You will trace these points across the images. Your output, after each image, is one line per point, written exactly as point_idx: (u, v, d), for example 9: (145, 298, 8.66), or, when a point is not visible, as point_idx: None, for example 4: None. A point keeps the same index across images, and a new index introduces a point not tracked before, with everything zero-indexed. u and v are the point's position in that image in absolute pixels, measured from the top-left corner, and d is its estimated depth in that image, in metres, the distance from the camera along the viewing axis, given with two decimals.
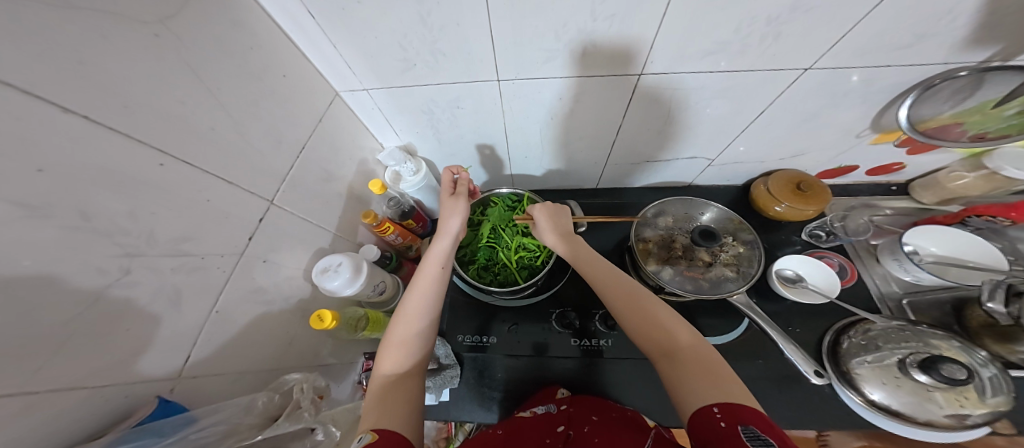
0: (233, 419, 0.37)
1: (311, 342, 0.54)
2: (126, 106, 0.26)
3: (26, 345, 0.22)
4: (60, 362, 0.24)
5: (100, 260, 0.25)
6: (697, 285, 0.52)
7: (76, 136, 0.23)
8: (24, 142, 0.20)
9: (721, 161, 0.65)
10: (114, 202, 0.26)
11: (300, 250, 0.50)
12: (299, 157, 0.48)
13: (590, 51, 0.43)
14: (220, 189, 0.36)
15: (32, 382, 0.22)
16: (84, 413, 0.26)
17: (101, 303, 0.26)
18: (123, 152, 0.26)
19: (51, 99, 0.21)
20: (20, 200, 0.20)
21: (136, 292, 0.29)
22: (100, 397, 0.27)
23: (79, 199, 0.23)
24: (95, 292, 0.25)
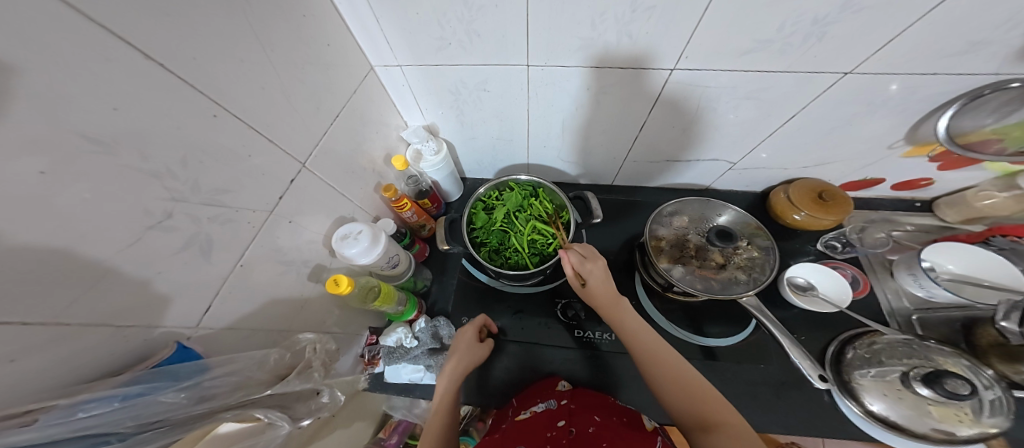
0: (248, 372, 0.37)
1: (321, 309, 0.54)
2: (195, 58, 0.27)
3: (67, 273, 0.22)
4: (96, 296, 0.24)
5: (148, 201, 0.26)
6: (708, 285, 0.52)
7: (139, 75, 0.23)
8: (92, 74, 0.20)
9: (742, 166, 0.65)
10: (168, 146, 0.27)
11: (323, 215, 0.51)
12: (333, 124, 0.49)
13: (627, 46, 0.43)
14: (261, 147, 0.37)
15: (65, 313, 0.23)
16: (113, 349, 0.27)
17: (143, 243, 0.27)
18: (182, 98, 0.27)
19: (124, 37, 0.22)
20: (84, 132, 0.20)
21: (177, 237, 0.29)
22: (123, 336, 0.27)
23: (140, 138, 0.24)
24: (139, 231, 0.26)
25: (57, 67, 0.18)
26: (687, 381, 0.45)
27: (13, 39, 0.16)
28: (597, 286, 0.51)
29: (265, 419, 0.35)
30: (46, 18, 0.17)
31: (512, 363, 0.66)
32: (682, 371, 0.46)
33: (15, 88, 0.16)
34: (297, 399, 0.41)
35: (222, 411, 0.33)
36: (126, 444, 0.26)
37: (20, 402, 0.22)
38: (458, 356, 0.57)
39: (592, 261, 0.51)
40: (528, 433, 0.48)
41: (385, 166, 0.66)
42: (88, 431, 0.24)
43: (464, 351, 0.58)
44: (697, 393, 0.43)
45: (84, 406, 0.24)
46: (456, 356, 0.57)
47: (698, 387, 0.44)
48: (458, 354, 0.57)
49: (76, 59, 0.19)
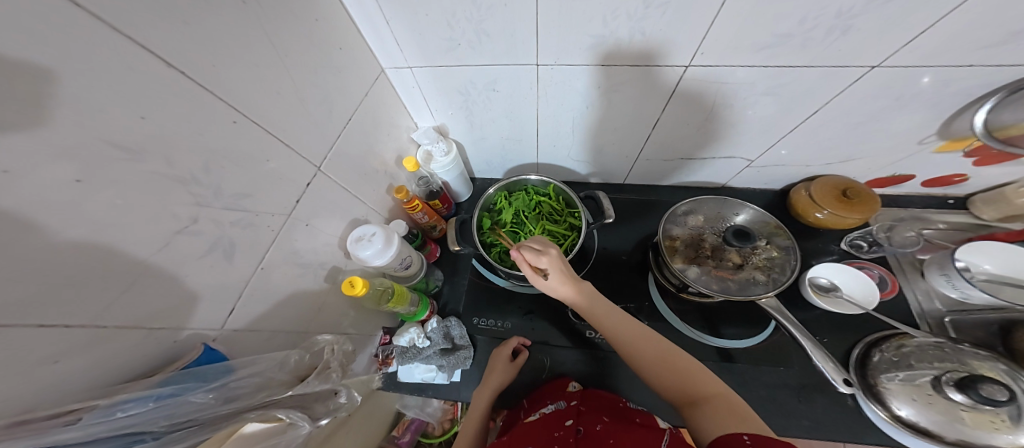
0: (269, 373, 0.38)
1: (337, 310, 0.55)
2: (214, 65, 0.28)
3: (102, 277, 0.23)
4: (129, 300, 0.25)
5: (175, 207, 0.27)
6: (725, 285, 0.51)
7: (162, 85, 0.24)
8: (120, 86, 0.21)
9: (760, 163, 0.63)
10: (193, 154, 0.27)
11: (338, 218, 0.52)
12: (346, 127, 0.49)
13: (636, 45, 0.43)
14: (279, 152, 0.38)
15: (103, 315, 0.24)
16: (145, 351, 0.28)
17: (171, 247, 0.27)
18: (204, 107, 0.28)
19: (146, 47, 0.22)
20: (113, 140, 0.21)
21: (203, 241, 0.30)
22: (156, 338, 0.28)
23: (165, 148, 0.25)
24: (167, 236, 0.27)
25: (84, 77, 0.19)
26: (668, 357, 0.45)
27: (41, 54, 0.17)
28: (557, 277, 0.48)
29: (287, 419, 0.35)
30: (67, 29, 0.18)
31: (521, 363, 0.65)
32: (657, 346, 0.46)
33: (52, 102, 0.18)
34: (316, 399, 0.41)
35: (247, 412, 0.33)
36: (161, 441, 0.26)
37: (63, 400, 0.23)
38: (497, 374, 0.61)
39: (546, 256, 0.47)
40: (536, 433, 0.48)
41: (396, 168, 0.67)
42: (127, 429, 0.24)
43: (503, 369, 0.61)
44: (678, 368, 0.43)
45: (123, 405, 0.24)
46: (497, 371, 0.61)
47: (681, 362, 0.44)
48: (497, 374, 0.60)
49: (102, 68, 0.20)
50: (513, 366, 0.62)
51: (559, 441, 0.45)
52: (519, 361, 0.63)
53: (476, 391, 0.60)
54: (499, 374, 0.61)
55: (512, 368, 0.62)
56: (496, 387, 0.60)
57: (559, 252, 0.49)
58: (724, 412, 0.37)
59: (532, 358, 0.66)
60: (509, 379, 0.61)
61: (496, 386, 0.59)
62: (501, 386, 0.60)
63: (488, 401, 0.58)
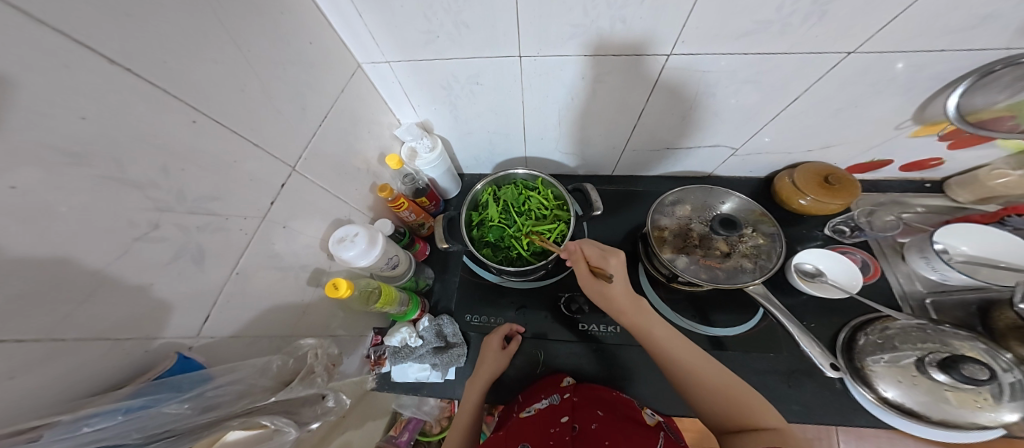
0: (251, 380, 0.37)
1: (324, 313, 0.54)
2: (165, 62, 0.26)
3: (57, 290, 0.22)
4: (88, 311, 0.24)
5: (132, 212, 0.26)
6: (713, 274, 0.51)
7: (111, 86, 0.23)
8: (61, 88, 0.20)
9: (745, 151, 0.63)
10: (149, 156, 0.26)
11: (318, 219, 0.50)
12: (322, 125, 0.48)
13: (615, 36, 0.42)
14: (248, 153, 0.36)
15: (60, 329, 0.23)
16: (112, 363, 0.27)
17: (133, 254, 0.26)
18: (160, 106, 0.26)
19: (90, 45, 0.21)
20: (56, 145, 0.20)
21: (167, 247, 0.29)
22: (121, 350, 0.27)
23: (116, 149, 0.23)
24: (127, 243, 0.26)
25: (22, 82, 0.18)
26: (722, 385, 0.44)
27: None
28: (618, 288, 0.49)
29: (272, 426, 0.35)
30: (11, 34, 0.17)
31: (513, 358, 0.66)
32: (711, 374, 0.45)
33: (10, 106, 0.17)
34: (302, 404, 0.41)
35: (228, 420, 0.33)
36: None
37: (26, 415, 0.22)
38: (490, 363, 0.60)
39: (612, 256, 0.49)
40: (532, 428, 0.49)
41: (379, 165, 0.65)
42: (97, 444, 0.24)
43: (496, 356, 0.61)
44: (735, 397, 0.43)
45: (88, 420, 0.23)
46: (488, 360, 0.60)
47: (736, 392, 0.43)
48: (489, 363, 0.60)
49: (43, 71, 0.19)
50: (506, 354, 0.62)
51: (555, 437, 0.47)
52: (511, 347, 0.63)
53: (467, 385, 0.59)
54: (490, 365, 0.60)
55: (505, 356, 0.62)
56: (488, 378, 0.59)
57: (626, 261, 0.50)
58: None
59: (526, 354, 0.66)
60: (501, 366, 0.61)
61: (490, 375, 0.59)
62: (494, 375, 0.60)
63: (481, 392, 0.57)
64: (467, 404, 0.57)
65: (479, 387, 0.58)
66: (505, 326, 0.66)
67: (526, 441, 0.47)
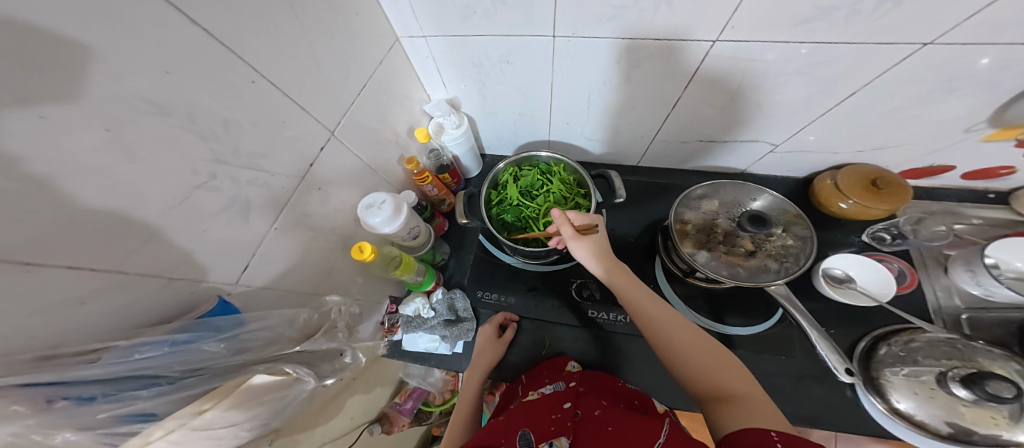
0: (279, 329, 0.39)
1: (346, 276, 0.56)
2: (234, 24, 0.27)
3: (124, 226, 0.23)
4: (150, 250, 0.26)
5: (195, 162, 0.27)
6: (734, 272, 0.50)
7: (188, 40, 0.24)
8: (147, 40, 0.21)
9: (785, 149, 0.60)
10: (213, 109, 0.27)
11: (349, 185, 0.51)
12: (360, 94, 0.48)
13: (660, 22, 0.40)
14: (296, 116, 0.37)
15: (125, 263, 0.24)
16: (165, 299, 0.29)
17: (190, 201, 0.28)
18: (224, 63, 0.27)
19: (176, 4, 0.22)
20: (141, 92, 0.21)
21: (221, 198, 0.31)
22: (174, 288, 0.29)
23: (187, 100, 0.25)
24: (187, 190, 0.27)
25: (113, 28, 0.19)
26: (699, 346, 0.43)
27: None
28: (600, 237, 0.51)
29: (294, 374, 0.37)
30: None
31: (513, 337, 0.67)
32: (687, 337, 0.44)
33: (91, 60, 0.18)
34: (323, 358, 0.44)
35: (255, 364, 0.35)
36: (176, 386, 0.29)
37: (95, 335, 0.24)
38: (486, 352, 0.63)
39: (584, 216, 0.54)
40: (533, 415, 0.47)
41: (408, 138, 0.66)
42: (144, 370, 0.26)
43: (492, 344, 0.64)
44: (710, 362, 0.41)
45: (140, 348, 0.25)
46: (484, 350, 0.63)
47: (712, 354, 0.42)
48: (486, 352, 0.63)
49: (129, 19, 0.19)
50: (503, 343, 0.64)
51: (557, 424, 0.45)
52: (506, 335, 0.66)
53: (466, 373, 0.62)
54: (486, 354, 0.63)
55: (500, 345, 0.65)
56: (486, 366, 0.62)
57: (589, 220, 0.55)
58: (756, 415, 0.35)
59: (533, 335, 0.67)
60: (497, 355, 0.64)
61: (487, 362, 0.62)
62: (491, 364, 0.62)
63: (480, 379, 0.60)
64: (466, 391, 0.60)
65: (478, 375, 0.61)
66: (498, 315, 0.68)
67: (527, 427, 0.45)
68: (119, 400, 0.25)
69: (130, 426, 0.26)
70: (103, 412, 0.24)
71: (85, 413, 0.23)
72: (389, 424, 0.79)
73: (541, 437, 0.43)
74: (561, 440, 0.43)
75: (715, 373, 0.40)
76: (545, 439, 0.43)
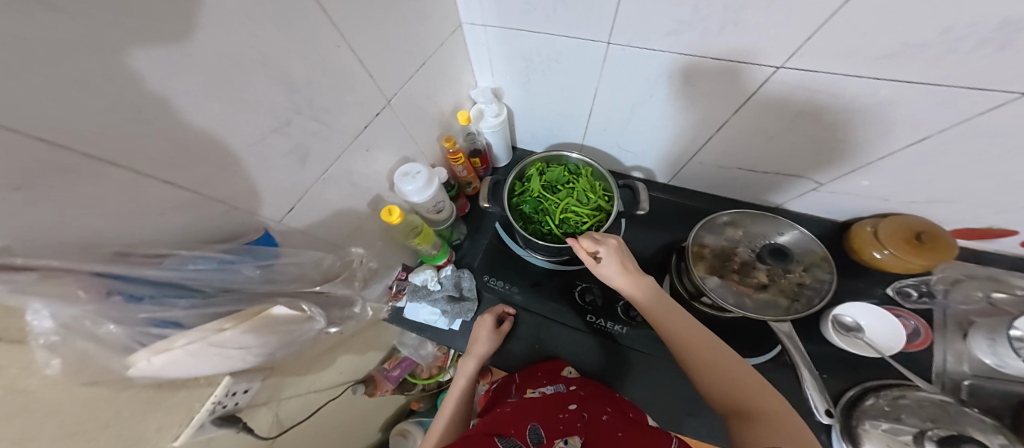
0: (306, 267, 0.42)
1: (372, 237, 0.60)
2: None
3: (204, 151, 0.26)
4: (222, 175, 0.29)
5: (262, 101, 0.30)
6: (741, 301, 0.51)
7: None
8: None
9: (830, 189, 0.59)
10: (285, 57, 0.30)
11: (393, 152, 0.55)
12: (418, 70, 0.52)
13: (730, 38, 0.40)
14: (355, 78, 0.40)
15: (203, 185, 0.27)
16: (219, 224, 0.31)
17: (255, 137, 0.30)
18: (300, 16, 0.30)
19: None
20: (229, 31, 0.24)
21: (292, 143, 0.35)
22: (231, 216, 0.32)
23: (262, 43, 0.27)
24: (254, 126, 0.30)
25: None
26: (713, 354, 0.43)
27: None
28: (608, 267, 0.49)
29: (308, 313, 0.40)
30: None
31: (507, 326, 0.70)
32: (712, 351, 0.43)
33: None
34: (336, 303, 0.47)
35: (277, 296, 0.38)
36: (207, 301, 0.31)
37: (161, 242, 0.27)
38: (481, 343, 0.65)
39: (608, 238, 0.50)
40: (543, 412, 0.55)
41: (451, 119, 0.69)
42: (191, 280, 0.29)
43: (485, 335, 0.65)
44: (731, 374, 0.41)
45: (194, 260, 0.29)
46: (478, 341, 0.65)
47: (728, 366, 0.41)
48: (480, 341, 0.64)
49: None
50: (501, 332, 0.66)
51: (567, 423, 0.54)
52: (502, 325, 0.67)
53: (463, 360, 0.66)
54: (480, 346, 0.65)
55: (496, 335, 0.66)
56: (482, 355, 0.65)
57: (620, 243, 0.50)
58: (774, 432, 0.34)
59: (532, 328, 0.68)
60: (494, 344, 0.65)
61: (481, 353, 0.64)
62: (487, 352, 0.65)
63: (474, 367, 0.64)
64: (460, 379, 0.66)
65: (474, 360, 0.65)
66: (496, 307, 0.70)
67: (536, 423, 0.53)
68: (161, 304, 0.28)
69: (158, 330, 0.28)
70: (146, 313, 0.26)
71: (132, 310, 0.26)
72: (373, 387, 0.81)
73: (553, 435, 0.51)
74: (571, 438, 0.51)
75: (737, 386, 0.40)
76: (560, 437, 0.51)
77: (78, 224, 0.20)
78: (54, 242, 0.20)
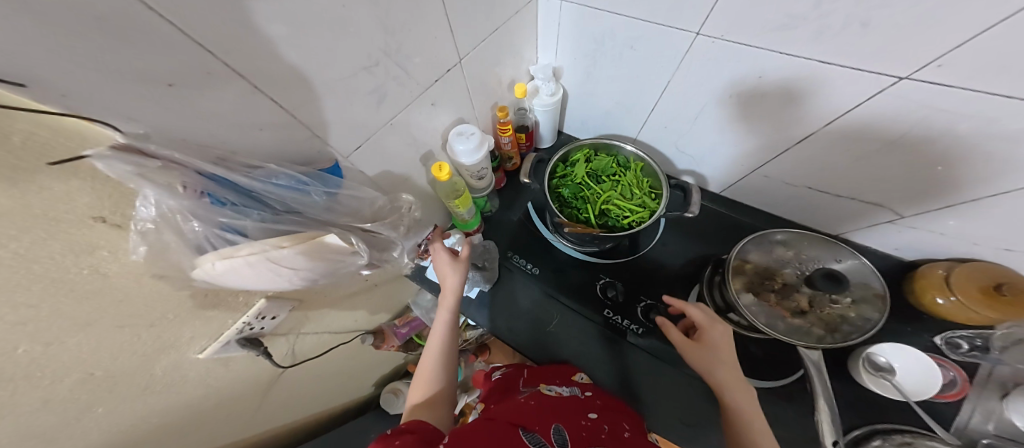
0: (359, 204, 0.44)
1: (413, 193, 0.60)
2: None
3: (265, 55, 0.26)
4: (279, 85, 0.29)
5: (324, 13, 0.29)
6: (773, 322, 0.50)
7: None
8: None
9: (910, 223, 0.53)
10: None
11: (444, 108, 0.54)
12: (489, 36, 0.54)
13: (856, 39, 0.36)
14: (418, 15, 0.39)
15: (262, 88, 0.28)
16: (276, 142, 0.33)
17: (314, 53, 0.30)
18: None
19: None
20: None
21: (374, 84, 0.39)
22: (285, 133, 0.33)
23: None
24: (315, 40, 0.30)
25: None
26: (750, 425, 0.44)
27: None
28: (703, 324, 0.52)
29: (356, 248, 0.40)
30: None
31: (516, 301, 0.69)
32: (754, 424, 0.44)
33: None
34: (381, 247, 0.48)
35: (334, 225, 0.40)
36: (275, 217, 0.34)
37: (243, 154, 0.31)
38: (450, 275, 0.58)
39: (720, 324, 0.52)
40: (564, 412, 0.51)
41: (506, 91, 0.68)
42: (268, 194, 0.33)
43: (451, 265, 0.58)
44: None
45: (277, 176, 0.33)
46: (447, 275, 0.58)
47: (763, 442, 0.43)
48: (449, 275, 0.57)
49: None
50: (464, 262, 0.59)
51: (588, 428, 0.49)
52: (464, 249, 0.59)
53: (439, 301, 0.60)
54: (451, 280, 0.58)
55: (460, 264, 0.59)
56: (455, 289, 0.58)
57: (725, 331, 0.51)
58: None
59: (550, 313, 0.67)
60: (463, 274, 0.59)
61: (454, 296, 0.57)
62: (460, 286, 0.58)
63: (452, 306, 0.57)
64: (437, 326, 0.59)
65: (452, 295, 0.58)
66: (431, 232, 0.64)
67: (559, 424, 0.47)
68: (239, 211, 0.31)
69: (229, 235, 0.31)
70: (224, 216, 0.30)
71: (215, 213, 0.29)
72: (382, 339, 0.84)
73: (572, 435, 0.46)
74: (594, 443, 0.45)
75: None
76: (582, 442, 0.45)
77: (170, 113, 0.23)
78: (154, 125, 0.23)
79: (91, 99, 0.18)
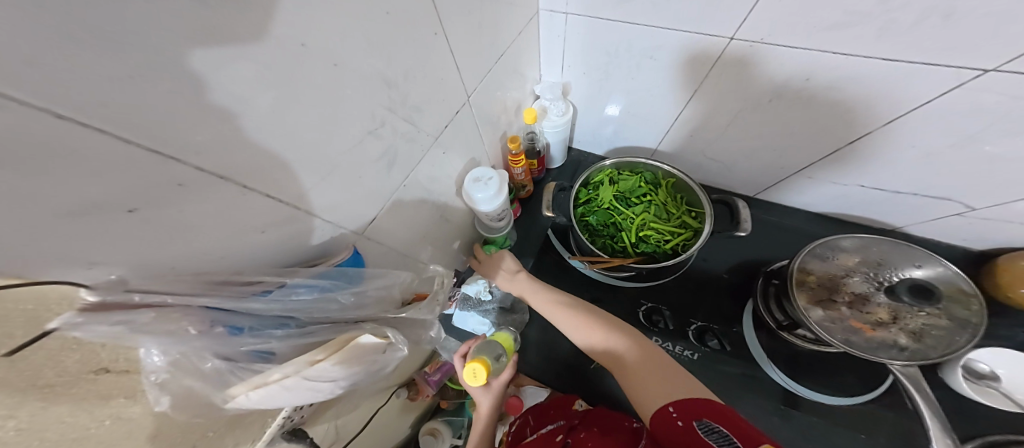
0: (388, 289, 0.39)
1: (437, 247, 0.56)
2: None
3: (262, 150, 0.21)
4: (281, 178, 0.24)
5: (322, 87, 0.24)
6: (856, 339, 0.45)
7: None
8: None
9: (982, 214, 0.52)
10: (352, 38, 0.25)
11: (457, 153, 0.50)
12: (492, 65, 0.49)
13: (946, 17, 0.32)
14: (422, 61, 0.35)
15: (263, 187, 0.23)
16: (287, 242, 0.28)
17: (318, 134, 0.26)
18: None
19: None
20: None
21: (384, 147, 0.34)
22: (297, 227, 0.28)
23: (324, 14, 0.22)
24: (317, 122, 0.25)
25: None
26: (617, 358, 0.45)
27: None
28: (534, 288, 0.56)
29: (393, 340, 0.35)
30: None
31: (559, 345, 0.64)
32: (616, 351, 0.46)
33: None
34: (413, 325, 0.43)
35: (365, 322, 0.34)
36: (301, 329, 0.29)
37: (252, 268, 0.26)
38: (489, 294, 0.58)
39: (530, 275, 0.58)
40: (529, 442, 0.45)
41: (514, 117, 0.64)
42: (291, 311, 0.28)
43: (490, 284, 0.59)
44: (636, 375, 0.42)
45: (297, 289, 0.28)
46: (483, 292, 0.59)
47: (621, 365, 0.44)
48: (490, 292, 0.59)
49: None
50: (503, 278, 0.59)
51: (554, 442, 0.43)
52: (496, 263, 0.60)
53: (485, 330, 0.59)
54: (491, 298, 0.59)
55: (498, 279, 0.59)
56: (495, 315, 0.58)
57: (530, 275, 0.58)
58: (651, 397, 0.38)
59: None
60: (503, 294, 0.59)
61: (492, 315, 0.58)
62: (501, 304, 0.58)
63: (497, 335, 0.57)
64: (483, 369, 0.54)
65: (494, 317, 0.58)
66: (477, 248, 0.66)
67: None
68: (260, 334, 0.26)
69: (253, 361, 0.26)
70: (245, 345, 0.25)
71: (236, 344, 0.24)
72: (416, 392, 0.79)
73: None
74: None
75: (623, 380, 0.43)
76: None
77: (154, 249, 0.18)
78: (133, 265, 0.18)
79: (38, 258, 0.13)
